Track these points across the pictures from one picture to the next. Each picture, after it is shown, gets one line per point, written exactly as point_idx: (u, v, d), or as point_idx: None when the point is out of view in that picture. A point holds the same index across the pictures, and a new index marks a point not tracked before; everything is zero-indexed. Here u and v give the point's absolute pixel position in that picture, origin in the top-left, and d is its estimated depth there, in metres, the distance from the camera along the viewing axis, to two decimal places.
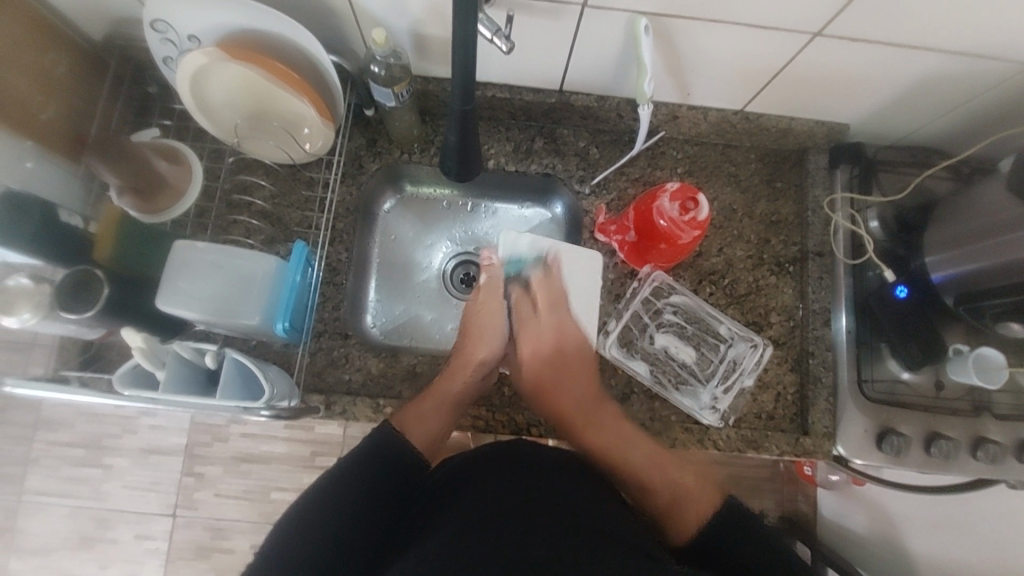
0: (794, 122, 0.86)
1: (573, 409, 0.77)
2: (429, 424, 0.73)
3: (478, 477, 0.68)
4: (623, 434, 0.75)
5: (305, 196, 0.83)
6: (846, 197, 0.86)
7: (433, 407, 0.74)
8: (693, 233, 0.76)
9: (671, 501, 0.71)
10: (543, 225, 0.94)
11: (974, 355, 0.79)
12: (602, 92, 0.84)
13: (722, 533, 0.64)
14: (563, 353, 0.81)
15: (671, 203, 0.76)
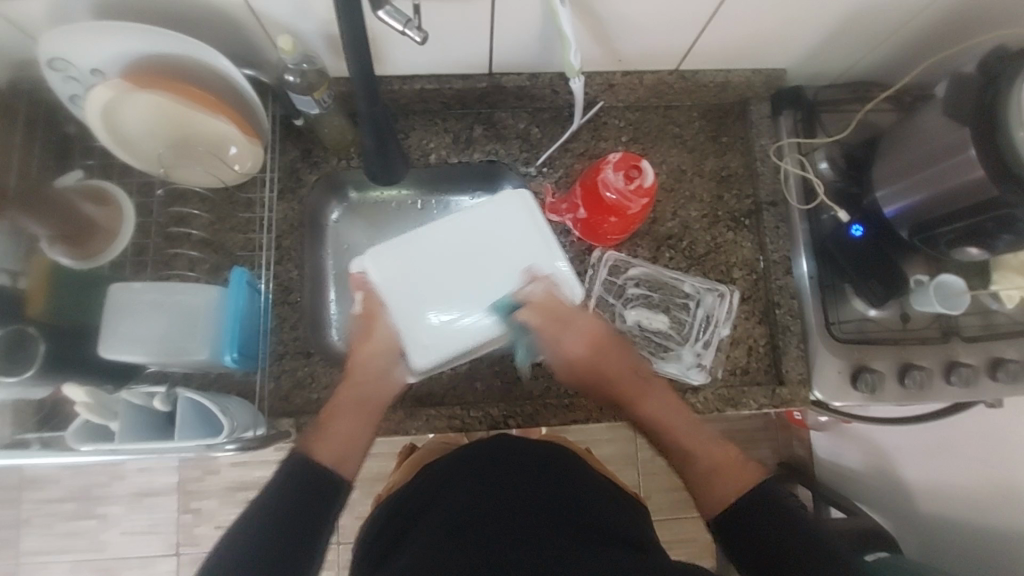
0: (730, 74, 0.85)
1: (621, 379, 0.73)
2: (335, 441, 0.66)
3: (461, 478, 0.67)
4: (666, 402, 0.72)
5: (244, 218, 0.82)
6: (792, 142, 0.85)
7: (340, 418, 0.69)
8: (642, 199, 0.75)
9: (710, 469, 0.67)
10: None
11: (935, 284, 0.79)
12: (532, 69, 0.82)
13: (756, 516, 0.61)
14: (601, 352, 0.74)
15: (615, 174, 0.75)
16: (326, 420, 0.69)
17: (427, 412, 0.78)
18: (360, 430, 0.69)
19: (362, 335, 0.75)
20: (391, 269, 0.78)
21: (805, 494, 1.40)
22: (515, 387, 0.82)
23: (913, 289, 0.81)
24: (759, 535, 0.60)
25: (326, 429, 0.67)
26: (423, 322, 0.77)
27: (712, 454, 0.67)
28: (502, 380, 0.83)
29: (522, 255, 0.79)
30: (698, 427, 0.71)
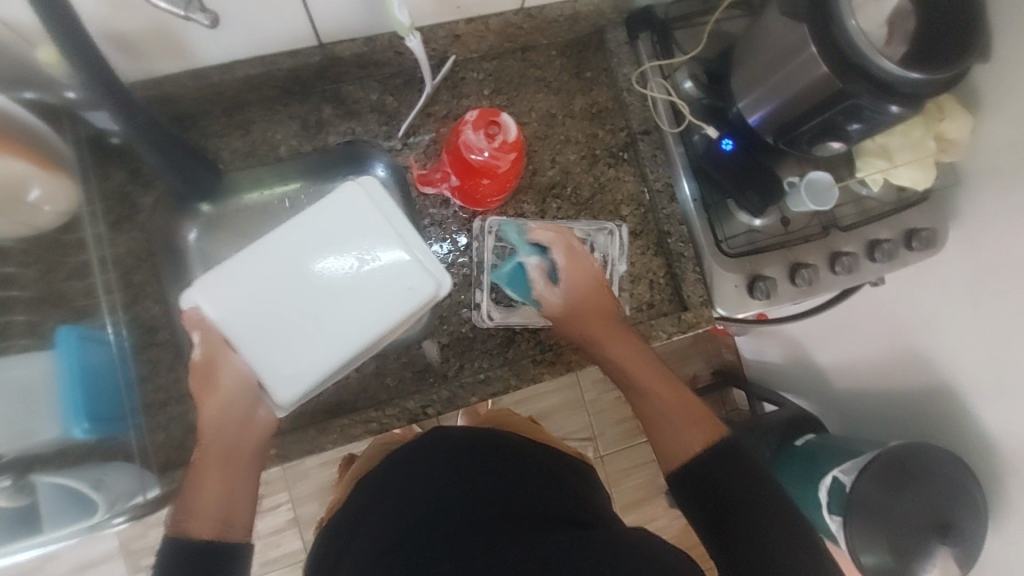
0: (579, 4, 0.80)
1: (585, 330, 0.74)
2: (207, 509, 0.61)
3: (389, 490, 0.60)
4: (634, 358, 0.72)
5: (78, 262, 0.70)
6: (653, 65, 0.83)
7: (213, 480, 0.62)
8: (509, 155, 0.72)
9: (670, 416, 0.68)
10: None
11: (805, 184, 0.80)
12: (367, 32, 0.73)
13: (719, 469, 0.62)
14: (574, 299, 0.74)
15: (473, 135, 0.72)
16: (194, 484, 0.62)
17: (340, 422, 0.74)
18: (235, 493, 0.63)
19: (206, 386, 0.64)
20: (219, 304, 0.63)
21: (740, 396, 1.48)
22: (427, 374, 0.79)
23: (788, 192, 0.82)
24: (715, 474, 0.62)
25: (191, 502, 0.61)
26: (270, 355, 0.63)
27: (673, 406, 0.69)
28: (411, 371, 0.79)
29: (391, 257, 0.65)
30: (670, 384, 0.71)
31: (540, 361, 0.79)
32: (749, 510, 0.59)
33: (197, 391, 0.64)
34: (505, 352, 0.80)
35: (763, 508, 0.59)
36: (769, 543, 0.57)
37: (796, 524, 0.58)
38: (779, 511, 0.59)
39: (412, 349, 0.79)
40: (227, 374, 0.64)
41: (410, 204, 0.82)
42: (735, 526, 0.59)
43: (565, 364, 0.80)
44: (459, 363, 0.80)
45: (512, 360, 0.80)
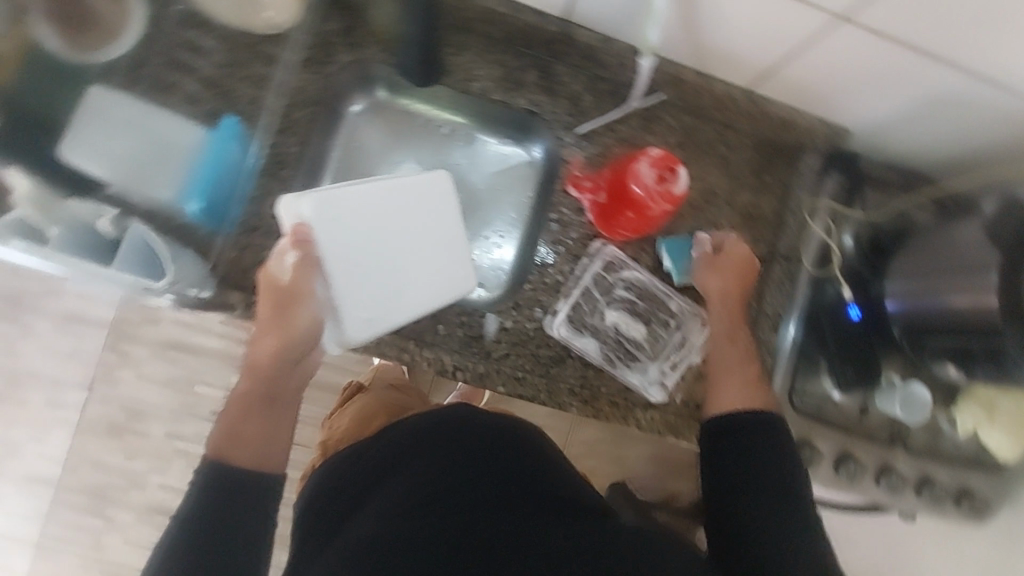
0: (797, 115, 0.81)
1: (731, 286, 0.80)
2: (246, 442, 0.62)
3: (412, 447, 0.67)
4: (734, 354, 0.78)
5: (259, 73, 0.74)
6: (829, 205, 0.84)
7: (251, 422, 0.64)
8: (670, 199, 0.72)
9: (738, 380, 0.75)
10: (519, 167, 0.89)
11: (901, 391, 0.80)
12: (609, 31, 0.77)
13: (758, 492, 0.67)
14: (739, 271, 0.80)
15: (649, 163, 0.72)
16: (235, 425, 0.64)
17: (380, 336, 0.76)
18: (274, 431, 0.65)
19: (278, 322, 0.66)
20: (329, 227, 0.65)
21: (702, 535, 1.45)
22: (475, 343, 0.79)
23: (881, 388, 0.82)
24: (739, 469, 0.68)
25: (238, 432, 0.63)
26: (364, 295, 0.68)
27: (746, 371, 0.76)
28: (463, 332, 0.79)
29: (453, 238, 0.72)
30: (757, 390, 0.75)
31: (576, 394, 0.80)
32: (771, 531, 0.65)
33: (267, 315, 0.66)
34: (550, 367, 0.80)
35: (782, 530, 0.65)
36: (782, 543, 0.64)
37: (808, 538, 0.64)
38: (795, 527, 0.65)
39: (474, 315, 0.80)
40: (301, 309, 0.67)
41: (548, 197, 0.87)
42: (748, 547, 0.64)
43: (596, 408, 0.80)
44: (507, 350, 0.80)
45: (552, 377, 0.80)
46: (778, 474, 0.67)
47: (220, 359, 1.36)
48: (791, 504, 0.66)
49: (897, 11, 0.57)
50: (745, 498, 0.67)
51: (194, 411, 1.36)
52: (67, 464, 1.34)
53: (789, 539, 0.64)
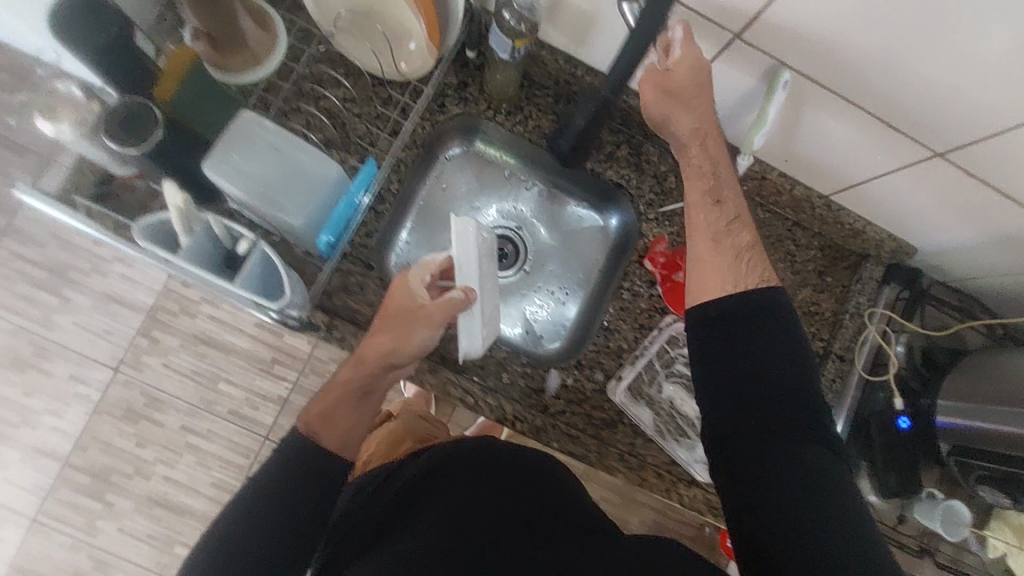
0: (869, 226, 0.86)
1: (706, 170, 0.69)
2: (336, 433, 0.66)
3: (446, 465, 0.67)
4: (717, 248, 0.67)
5: (378, 112, 0.79)
6: (885, 313, 0.87)
7: (343, 410, 0.68)
8: (752, 282, 0.64)
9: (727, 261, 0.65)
10: (592, 230, 0.91)
11: (943, 505, 0.81)
12: None
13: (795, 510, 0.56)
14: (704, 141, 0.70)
15: (722, 250, 0.66)
16: (330, 408, 0.68)
17: (447, 375, 0.78)
18: (360, 420, 0.69)
19: (399, 330, 0.67)
20: (466, 254, 0.69)
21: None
22: (535, 395, 0.82)
23: (923, 498, 0.83)
24: (752, 373, 0.61)
25: (329, 414, 0.67)
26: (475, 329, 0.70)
27: (745, 281, 0.64)
28: (525, 382, 0.83)
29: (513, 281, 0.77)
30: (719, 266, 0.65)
31: (625, 460, 0.80)
32: (778, 469, 0.58)
33: (384, 323, 0.68)
34: (602, 430, 0.82)
35: (805, 477, 0.57)
36: (804, 492, 0.56)
37: (834, 476, 0.57)
38: (828, 471, 0.57)
39: (539, 369, 0.84)
40: (421, 328, 0.67)
41: (620, 263, 0.89)
42: (759, 510, 0.57)
43: (640, 477, 0.80)
44: (564, 407, 0.82)
45: (603, 440, 0.81)
46: (796, 377, 0.61)
47: (247, 361, 1.34)
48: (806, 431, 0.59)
49: (998, 157, 0.62)
50: (746, 427, 0.60)
51: (213, 408, 1.33)
52: (77, 441, 1.31)
53: (814, 489, 0.56)
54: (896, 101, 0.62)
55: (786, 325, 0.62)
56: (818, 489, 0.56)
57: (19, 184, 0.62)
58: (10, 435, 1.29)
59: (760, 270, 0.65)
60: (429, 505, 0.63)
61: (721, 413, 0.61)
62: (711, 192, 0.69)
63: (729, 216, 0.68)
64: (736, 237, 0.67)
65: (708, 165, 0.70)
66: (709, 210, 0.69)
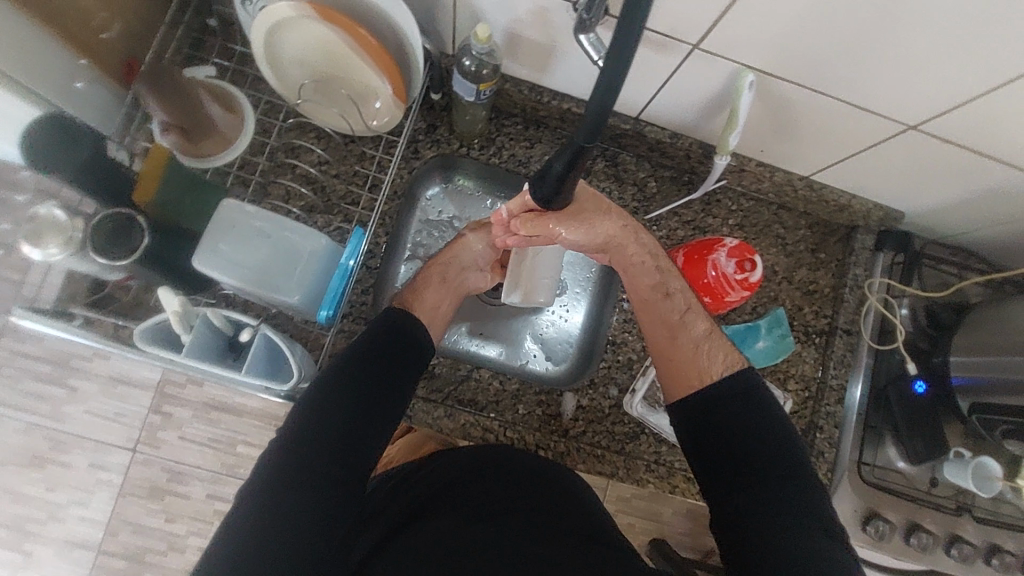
0: (854, 199, 0.86)
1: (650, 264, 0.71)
2: (427, 304, 0.73)
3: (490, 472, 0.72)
4: (690, 338, 0.68)
5: (355, 170, 0.80)
6: (883, 282, 0.87)
7: (437, 288, 0.75)
8: (717, 369, 0.65)
9: (696, 348, 0.67)
10: (580, 267, 0.89)
11: (973, 463, 0.79)
12: (678, 129, 0.81)
13: (795, 544, 0.56)
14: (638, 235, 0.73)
15: (683, 346, 0.68)
16: (417, 287, 0.74)
17: (465, 418, 0.79)
18: (444, 301, 0.75)
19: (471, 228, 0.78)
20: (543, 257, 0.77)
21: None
22: (554, 421, 0.82)
23: (951, 459, 0.82)
24: (737, 438, 0.62)
25: (419, 289, 0.73)
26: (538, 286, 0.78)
27: (709, 363, 0.66)
28: (543, 410, 0.82)
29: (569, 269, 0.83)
30: (682, 351, 0.67)
31: (653, 470, 0.81)
32: (786, 541, 0.57)
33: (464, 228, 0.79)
34: (626, 444, 0.82)
35: (805, 542, 0.56)
36: (795, 559, 0.55)
37: (831, 538, 0.57)
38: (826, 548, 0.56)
39: (552, 393, 0.83)
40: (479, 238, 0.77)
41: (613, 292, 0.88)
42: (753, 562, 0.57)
43: (670, 485, 0.81)
44: (584, 428, 0.82)
45: (628, 455, 0.82)
46: (764, 431, 0.62)
47: (262, 422, 1.26)
48: (795, 494, 0.59)
49: (964, 123, 0.64)
50: (730, 501, 0.60)
51: (237, 472, 1.26)
52: (108, 526, 1.23)
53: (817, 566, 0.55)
54: (862, 86, 0.63)
55: (766, 417, 0.62)
56: (810, 553, 0.56)
57: (14, 308, 0.64)
58: (39, 533, 1.22)
59: (722, 357, 0.66)
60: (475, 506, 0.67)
61: (723, 477, 0.61)
62: (658, 286, 0.70)
63: (679, 309, 0.69)
64: (690, 328, 0.69)
65: (650, 260, 0.71)
66: (659, 303, 0.70)
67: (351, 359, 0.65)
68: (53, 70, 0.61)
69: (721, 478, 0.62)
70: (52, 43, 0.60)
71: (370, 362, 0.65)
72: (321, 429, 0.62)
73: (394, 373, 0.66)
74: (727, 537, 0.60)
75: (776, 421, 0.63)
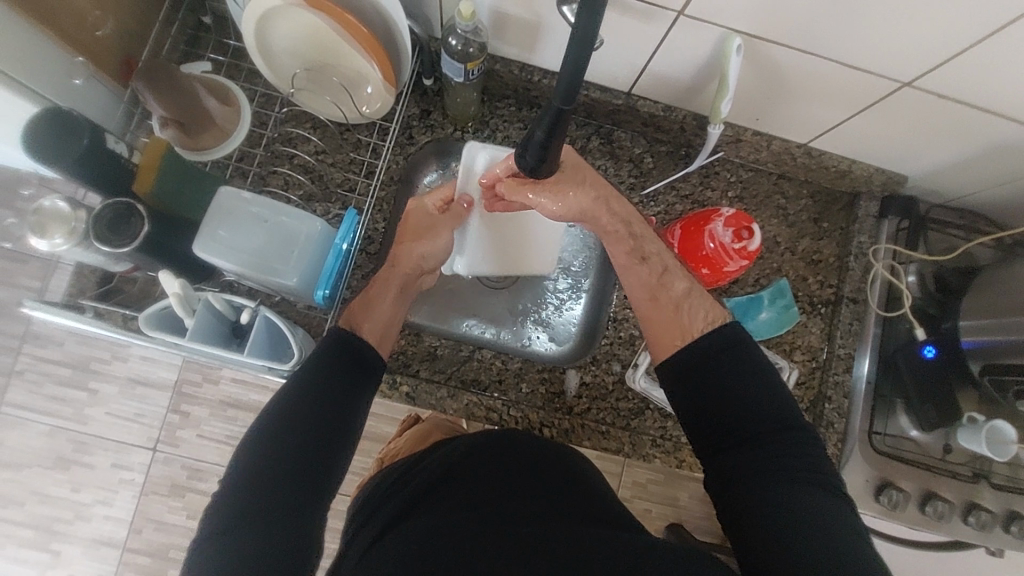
0: (854, 165, 0.85)
1: (634, 226, 0.71)
2: (379, 322, 0.69)
3: (482, 457, 0.71)
4: (672, 295, 0.68)
5: (350, 157, 0.81)
6: (889, 248, 0.86)
7: (388, 304, 0.71)
8: (698, 327, 0.64)
9: (674, 309, 0.67)
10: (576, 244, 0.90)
11: (986, 428, 0.77)
12: (671, 101, 0.81)
13: (795, 496, 0.56)
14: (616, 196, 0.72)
15: (664, 306, 0.68)
16: (372, 297, 0.70)
17: (469, 398, 0.79)
18: (397, 314, 0.72)
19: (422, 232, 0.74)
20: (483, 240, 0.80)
21: None
22: (558, 399, 0.82)
23: (964, 424, 0.80)
24: (729, 399, 0.61)
25: (371, 304, 0.69)
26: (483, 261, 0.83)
27: (692, 322, 0.65)
28: (545, 388, 0.82)
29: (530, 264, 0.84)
30: (662, 311, 0.67)
31: (659, 445, 0.80)
32: (775, 500, 0.56)
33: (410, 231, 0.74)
34: (631, 420, 0.82)
35: (804, 500, 0.56)
36: (787, 515, 0.55)
37: (826, 495, 0.57)
38: (813, 501, 0.56)
39: (555, 371, 0.83)
40: (444, 232, 0.75)
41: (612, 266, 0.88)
42: (747, 520, 0.57)
43: (677, 459, 0.81)
44: (588, 405, 0.82)
45: (633, 430, 0.82)
46: (758, 393, 0.61)
47: None
48: (784, 450, 0.59)
49: (959, 76, 0.63)
50: (727, 461, 0.60)
51: None
52: (132, 524, 1.26)
53: (812, 519, 0.55)
54: (852, 45, 0.62)
55: (756, 383, 0.61)
56: (812, 509, 0.55)
57: (26, 300, 0.66)
58: (67, 532, 1.25)
59: (705, 313, 0.66)
60: (470, 492, 0.65)
61: (718, 441, 0.61)
62: (634, 250, 0.70)
63: (656, 270, 0.69)
64: (670, 288, 0.68)
65: (624, 228, 0.71)
66: (636, 268, 0.70)
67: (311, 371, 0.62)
68: (52, 67, 0.63)
69: (712, 440, 0.61)
70: (51, 40, 0.62)
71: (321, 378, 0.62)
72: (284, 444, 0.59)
73: (348, 386, 0.63)
74: (722, 499, 0.59)
75: (767, 378, 0.62)
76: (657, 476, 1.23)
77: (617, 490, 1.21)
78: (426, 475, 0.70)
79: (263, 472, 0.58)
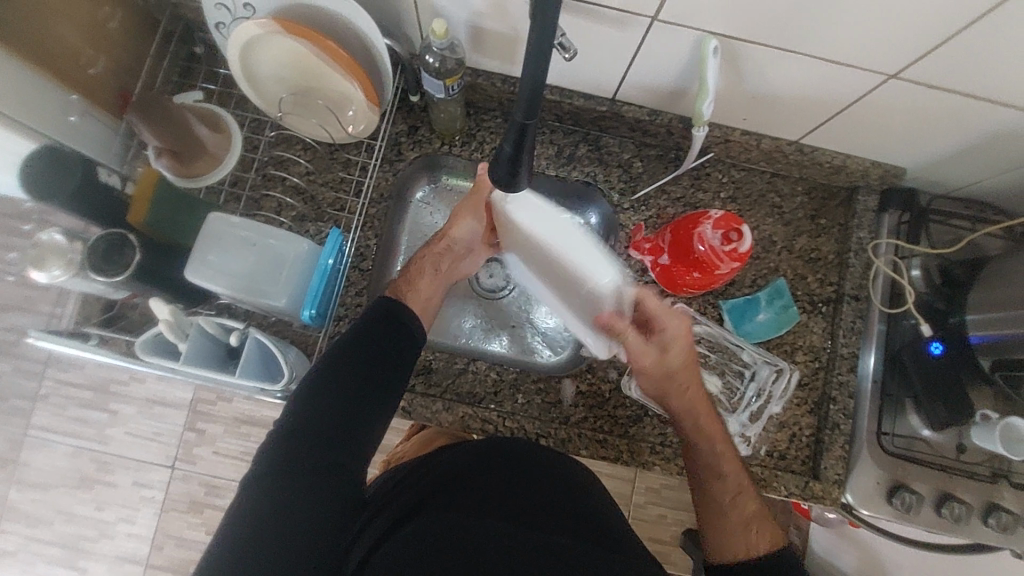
0: (850, 159, 0.83)
1: (697, 411, 0.73)
2: (421, 295, 0.72)
3: (496, 458, 0.73)
4: (736, 484, 0.72)
5: (340, 177, 0.82)
6: (890, 243, 0.84)
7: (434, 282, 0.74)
8: (745, 547, 0.70)
9: (745, 521, 0.71)
10: None
11: (1000, 426, 0.74)
12: (656, 106, 0.81)
13: None
14: (676, 376, 0.72)
15: (723, 497, 0.72)
16: (414, 276, 0.73)
17: (464, 411, 0.79)
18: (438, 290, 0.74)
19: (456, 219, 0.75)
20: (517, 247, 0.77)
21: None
22: (554, 409, 0.82)
23: (979, 423, 0.77)
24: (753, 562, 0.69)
25: (412, 279, 0.73)
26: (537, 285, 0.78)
27: (748, 506, 0.72)
28: (541, 399, 0.82)
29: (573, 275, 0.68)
30: (723, 518, 0.72)
31: (657, 452, 0.80)
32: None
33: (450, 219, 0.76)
34: (629, 427, 0.81)
35: None
36: None
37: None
38: None
39: (551, 380, 0.83)
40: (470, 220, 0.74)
41: None
42: None
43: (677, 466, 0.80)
44: (585, 413, 0.82)
45: (631, 437, 0.81)
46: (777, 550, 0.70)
47: None
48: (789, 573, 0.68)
49: (946, 66, 0.61)
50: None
51: None
52: (154, 540, 1.29)
53: None
54: (831, 40, 0.61)
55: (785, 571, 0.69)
56: None
57: (31, 330, 0.68)
58: (92, 550, 1.29)
59: (766, 537, 0.71)
60: (488, 501, 0.68)
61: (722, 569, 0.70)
62: (711, 466, 0.73)
63: (731, 491, 0.72)
64: (741, 507, 0.72)
65: (686, 409, 0.73)
66: (698, 449, 0.73)
67: (333, 386, 0.63)
68: (47, 105, 0.65)
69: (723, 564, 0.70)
70: (44, 80, 0.64)
71: (352, 380, 0.64)
72: (309, 446, 0.61)
73: (377, 385, 0.65)
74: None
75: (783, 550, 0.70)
76: (670, 481, 1.21)
77: (629, 497, 1.20)
78: (433, 477, 0.71)
79: (288, 477, 0.60)
